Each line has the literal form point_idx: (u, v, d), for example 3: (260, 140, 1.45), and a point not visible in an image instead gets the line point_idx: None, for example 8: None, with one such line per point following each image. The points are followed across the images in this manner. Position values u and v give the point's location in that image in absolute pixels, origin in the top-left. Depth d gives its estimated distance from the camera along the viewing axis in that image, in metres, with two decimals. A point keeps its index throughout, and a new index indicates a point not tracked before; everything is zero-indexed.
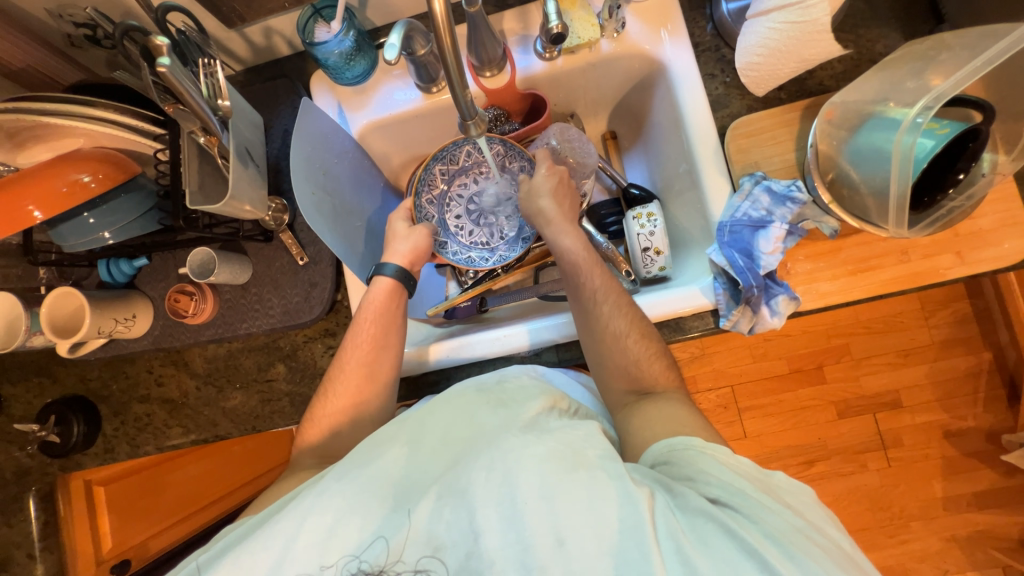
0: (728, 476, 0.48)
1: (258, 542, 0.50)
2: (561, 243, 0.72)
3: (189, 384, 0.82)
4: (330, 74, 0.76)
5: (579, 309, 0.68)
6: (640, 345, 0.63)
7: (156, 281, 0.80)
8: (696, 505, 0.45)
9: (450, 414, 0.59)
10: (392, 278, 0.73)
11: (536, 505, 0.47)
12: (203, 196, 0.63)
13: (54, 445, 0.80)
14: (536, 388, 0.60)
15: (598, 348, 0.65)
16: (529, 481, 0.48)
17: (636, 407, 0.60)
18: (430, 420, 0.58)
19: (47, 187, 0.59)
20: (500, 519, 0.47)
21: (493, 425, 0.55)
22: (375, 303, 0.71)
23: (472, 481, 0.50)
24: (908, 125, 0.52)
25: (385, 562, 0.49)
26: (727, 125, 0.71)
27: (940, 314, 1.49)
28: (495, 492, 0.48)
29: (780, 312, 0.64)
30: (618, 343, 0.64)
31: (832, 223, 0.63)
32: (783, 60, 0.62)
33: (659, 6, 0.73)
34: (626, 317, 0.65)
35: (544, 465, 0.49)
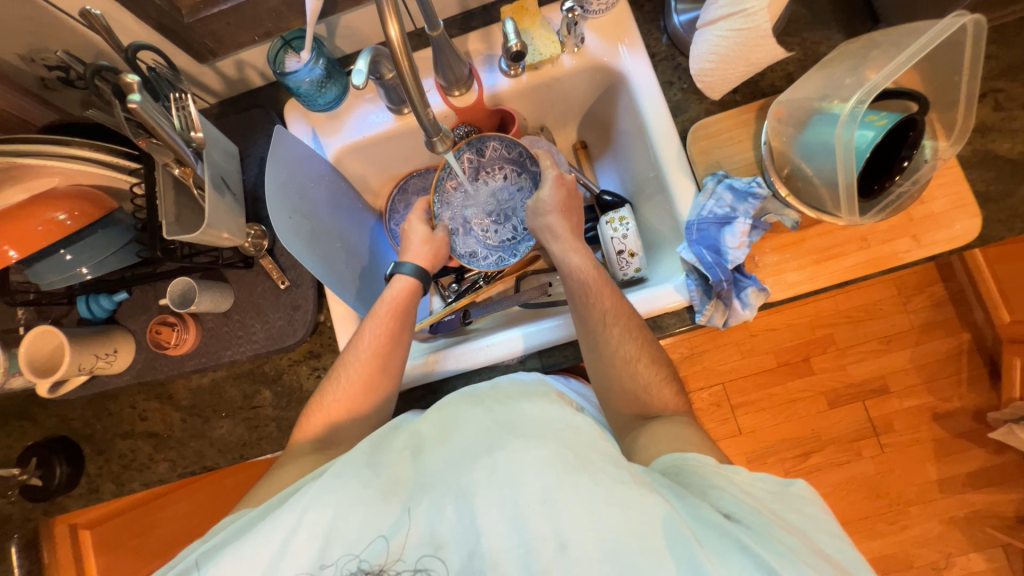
0: (742, 494, 0.49)
1: (253, 537, 0.50)
2: (568, 262, 0.73)
3: (173, 417, 0.81)
4: (303, 102, 0.78)
5: (581, 326, 0.69)
6: (623, 317, 0.67)
7: (137, 315, 0.80)
8: (711, 517, 0.46)
9: (452, 423, 0.59)
10: (410, 277, 0.76)
11: (537, 507, 0.47)
12: (179, 226, 0.64)
13: (36, 488, 0.78)
14: (534, 389, 0.62)
15: (609, 365, 0.66)
16: (532, 484, 0.49)
17: (644, 428, 0.62)
18: (436, 430, 0.59)
19: (22, 228, 0.60)
20: (503, 521, 0.48)
21: (498, 423, 0.56)
22: (396, 297, 0.74)
23: (475, 481, 0.51)
24: (846, 119, 0.55)
25: (385, 560, 0.50)
26: (688, 129, 0.75)
27: (917, 299, 1.53)
28: (498, 494, 0.49)
29: (751, 304, 0.67)
30: (605, 313, 0.67)
31: (793, 215, 0.66)
32: (733, 65, 0.66)
33: (615, 20, 0.76)
34: (609, 292, 0.68)
35: (544, 468, 0.50)
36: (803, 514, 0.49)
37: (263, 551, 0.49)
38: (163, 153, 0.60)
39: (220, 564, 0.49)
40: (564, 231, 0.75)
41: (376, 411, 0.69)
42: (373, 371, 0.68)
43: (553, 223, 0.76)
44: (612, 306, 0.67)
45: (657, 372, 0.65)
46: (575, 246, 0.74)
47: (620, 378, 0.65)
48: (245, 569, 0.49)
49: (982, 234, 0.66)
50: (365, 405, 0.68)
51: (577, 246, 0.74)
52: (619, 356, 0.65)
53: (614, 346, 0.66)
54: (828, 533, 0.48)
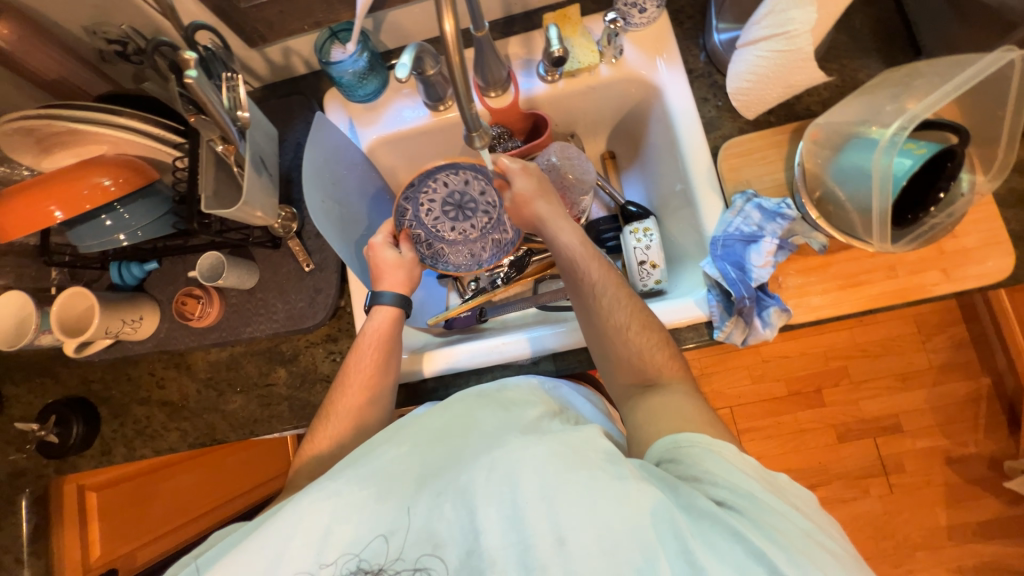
0: (738, 479, 0.48)
1: (255, 542, 0.50)
2: (557, 240, 0.71)
3: (190, 387, 0.82)
4: (343, 91, 0.81)
5: (579, 305, 0.68)
6: (612, 285, 0.67)
7: (165, 285, 0.83)
8: (702, 505, 0.46)
9: (451, 414, 0.61)
10: (392, 305, 0.73)
11: (536, 505, 0.48)
12: (218, 201, 0.66)
13: (53, 445, 0.80)
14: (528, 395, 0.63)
15: (603, 334, 0.65)
16: (531, 481, 0.49)
17: (642, 401, 0.60)
18: (429, 423, 0.60)
19: (70, 190, 0.62)
20: (503, 519, 0.48)
21: (493, 426, 0.57)
22: (377, 328, 0.72)
23: (475, 478, 0.51)
24: (886, 144, 0.54)
25: (384, 560, 0.50)
26: (719, 146, 0.75)
27: (937, 338, 1.50)
28: (498, 490, 0.50)
29: (772, 324, 0.65)
30: (592, 284, 0.67)
31: (821, 238, 0.65)
32: (771, 86, 0.67)
33: (654, 35, 0.77)
34: (597, 264, 0.68)
35: (544, 465, 0.50)
36: (797, 499, 0.50)
37: (260, 557, 0.49)
38: (210, 129, 0.62)
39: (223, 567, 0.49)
40: (551, 214, 0.71)
41: (388, 395, 0.70)
42: (362, 389, 0.68)
43: (540, 206, 0.71)
44: (600, 276, 0.67)
45: (651, 336, 0.64)
46: (564, 222, 0.71)
47: (624, 362, 0.63)
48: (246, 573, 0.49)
49: (1014, 274, 0.65)
50: (376, 390, 0.68)
51: (562, 220, 0.71)
52: (610, 323, 0.65)
53: (605, 314, 0.65)
54: (821, 519, 0.49)
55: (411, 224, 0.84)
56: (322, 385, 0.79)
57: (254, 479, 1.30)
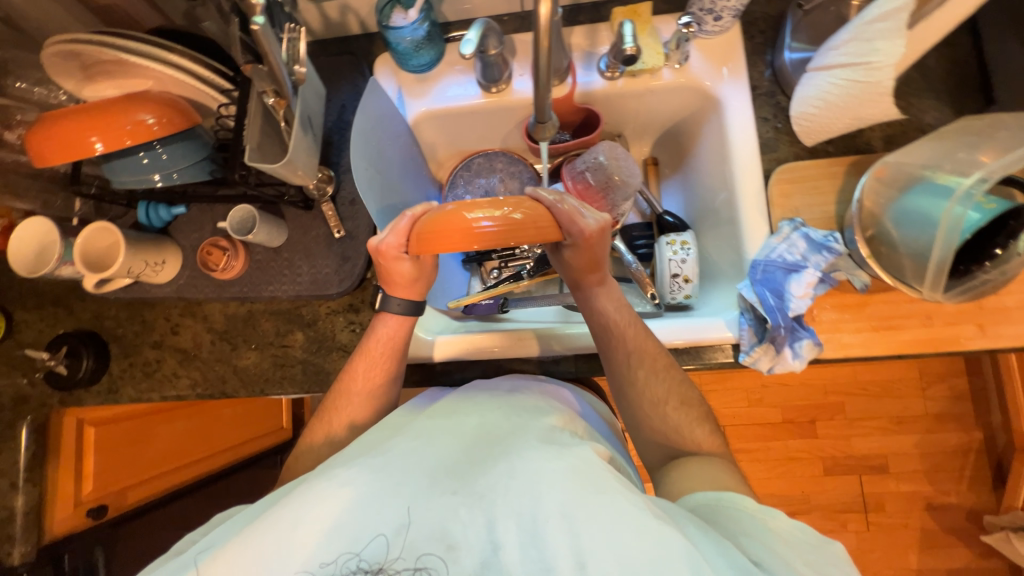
0: (774, 543, 0.47)
1: (257, 530, 0.48)
2: (597, 304, 0.67)
3: (204, 337, 0.81)
4: (397, 59, 0.78)
5: (611, 376, 0.67)
6: (649, 360, 0.65)
7: (190, 232, 0.81)
8: (738, 560, 0.44)
9: (471, 417, 0.60)
10: (398, 313, 0.69)
11: (557, 523, 0.46)
12: (259, 154, 0.64)
13: (62, 376, 0.79)
14: (542, 407, 0.62)
15: (638, 412, 0.65)
16: (551, 498, 0.47)
17: (676, 465, 0.61)
18: (442, 424, 0.59)
19: (113, 123, 0.60)
20: (520, 535, 0.46)
21: (507, 433, 0.56)
22: (387, 334, 0.69)
23: (493, 484, 0.50)
24: (960, 195, 0.54)
25: (384, 559, 0.47)
26: (772, 169, 0.74)
27: (937, 386, 1.51)
28: (517, 503, 0.48)
29: (803, 356, 0.65)
30: (628, 357, 0.65)
31: (864, 277, 0.65)
32: (838, 115, 0.66)
33: (723, 45, 0.75)
34: (635, 332, 0.65)
35: (564, 483, 0.48)
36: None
37: (262, 534, 0.47)
38: (264, 80, 0.59)
39: (228, 556, 0.47)
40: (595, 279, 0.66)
41: (394, 384, 0.70)
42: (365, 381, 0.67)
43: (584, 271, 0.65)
44: (637, 347, 0.65)
45: (690, 411, 0.64)
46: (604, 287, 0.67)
47: (658, 436, 0.65)
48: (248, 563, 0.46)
49: None
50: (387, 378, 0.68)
51: (603, 286, 0.67)
52: (647, 400, 0.64)
53: (640, 390, 0.64)
54: None
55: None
56: (339, 353, 0.78)
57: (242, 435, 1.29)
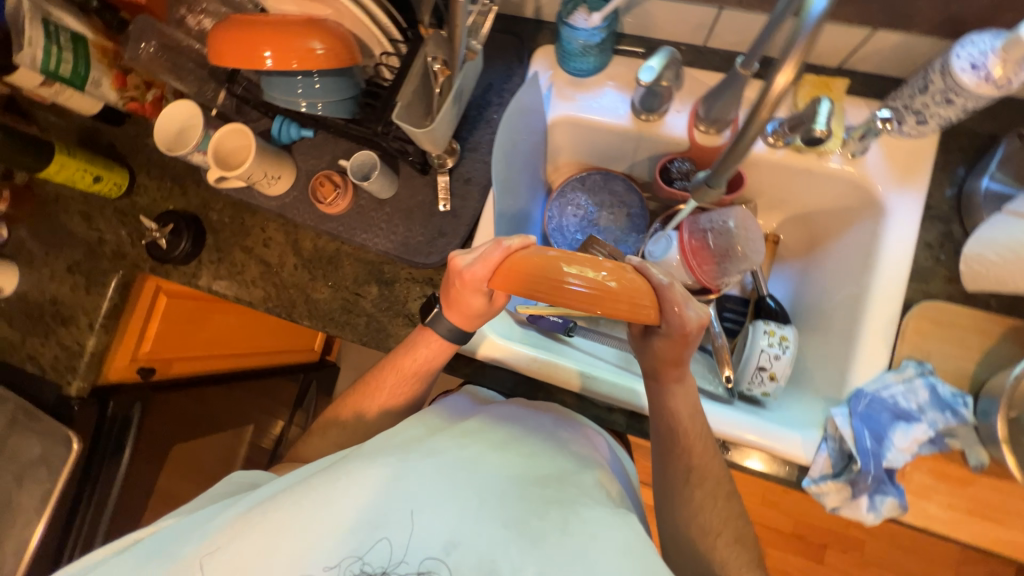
0: None
1: (280, 512, 0.49)
2: (669, 401, 0.63)
3: (290, 258, 0.84)
4: (560, 55, 0.76)
5: (663, 478, 0.63)
6: (710, 481, 0.61)
7: (309, 156, 0.83)
8: None
9: (519, 446, 0.58)
10: (447, 337, 0.67)
11: None
12: (406, 114, 0.64)
13: (161, 249, 0.84)
14: (588, 458, 0.60)
15: (679, 531, 0.61)
16: (603, 565, 0.46)
17: None
18: (495, 441, 0.57)
19: (288, 44, 0.61)
20: None
21: (551, 476, 0.55)
22: (428, 356, 0.68)
23: (542, 529, 0.48)
24: None
25: (387, 563, 0.46)
26: (915, 300, 0.66)
27: (975, 567, 1.36)
28: (566, 556, 0.46)
29: (880, 511, 0.59)
30: (690, 469, 0.61)
31: (981, 455, 0.58)
32: (1022, 275, 0.59)
33: (911, 152, 0.68)
34: (704, 446, 0.62)
35: (617, 554, 0.47)
36: None
37: (307, 511, 0.49)
38: (437, 49, 0.60)
39: (245, 537, 0.48)
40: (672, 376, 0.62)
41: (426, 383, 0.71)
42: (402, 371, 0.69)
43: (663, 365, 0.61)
44: (701, 464, 0.61)
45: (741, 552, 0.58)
46: (682, 387, 0.63)
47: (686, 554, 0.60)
48: (263, 545, 0.48)
49: None
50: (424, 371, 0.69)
51: (681, 384, 0.62)
52: (696, 523, 0.60)
53: (694, 510, 0.60)
54: None
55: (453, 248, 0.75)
56: (404, 320, 0.79)
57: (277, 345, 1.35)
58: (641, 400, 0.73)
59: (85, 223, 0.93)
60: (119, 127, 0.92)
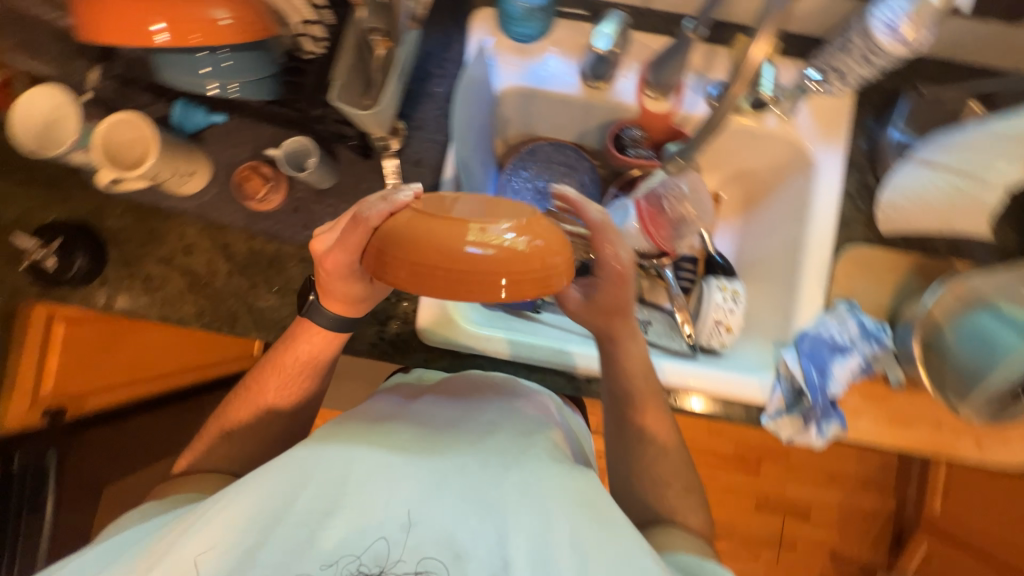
0: None
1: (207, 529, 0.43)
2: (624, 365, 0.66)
3: (221, 266, 0.73)
4: (501, 18, 0.71)
5: (618, 436, 0.69)
6: (661, 437, 0.68)
7: (225, 146, 0.72)
8: None
9: (475, 416, 0.56)
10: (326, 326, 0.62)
11: (569, 558, 0.43)
12: (345, 92, 0.57)
13: (49, 271, 0.70)
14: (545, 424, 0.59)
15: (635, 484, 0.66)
16: (564, 529, 0.44)
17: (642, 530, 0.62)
18: (450, 416, 0.55)
19: (184, 11, 0.50)
20: (529, 557, 0.42)
21: (512, 442, 0.52)
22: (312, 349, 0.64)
23: (503, 496, 0.46)
24: None
25: (384, 562, 0.42)
26: (843, 246, 0.74)
27: (872, 456, 1.65)
28: (527, 525, 0.44)
29: (826, 434, 0.69)
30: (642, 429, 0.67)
31: (898, 373, 0.68)
32: (923, 213, 0.70)
33: (834, 111, 0.74)
34: (654, 406, 0.67)
35: (577, 515, 0.45)
36: None
37: (256, 507, 0.44)
38: (373, 16, 0.53)
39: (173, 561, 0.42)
40: (621, 332, 0.66)
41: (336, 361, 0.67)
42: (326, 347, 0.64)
43: (616, 322, 0.66)
44: (650, 421, 0.67)
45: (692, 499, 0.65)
46: (635, 347, 0.67)
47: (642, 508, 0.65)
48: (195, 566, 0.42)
49: None
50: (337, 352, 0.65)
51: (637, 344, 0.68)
52: (649, 474, 0.67)
53: (646, 465, 0.67)
54: None
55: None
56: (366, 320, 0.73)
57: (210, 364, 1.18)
58: (572, 360, 0.73)
59: None
60: None
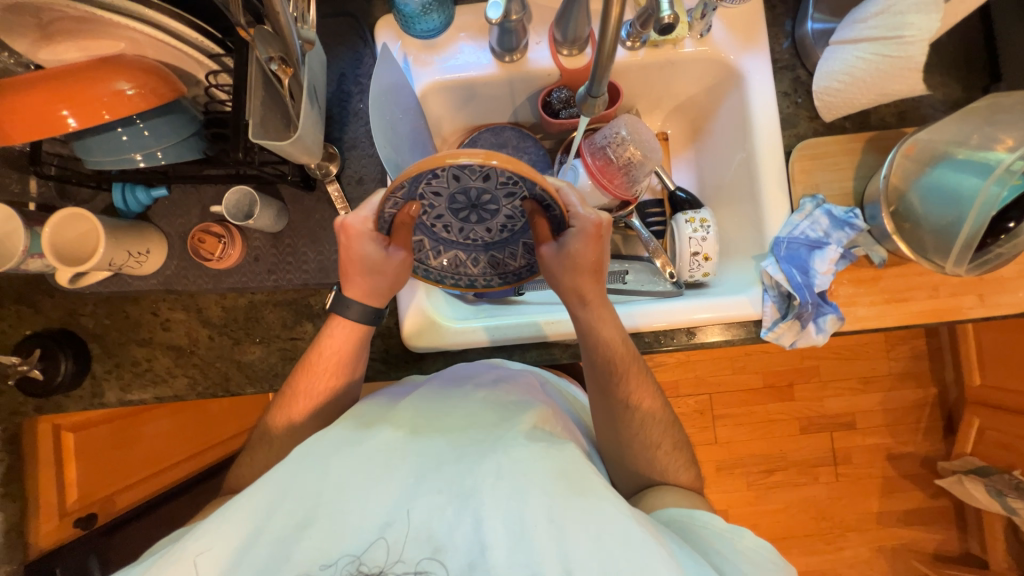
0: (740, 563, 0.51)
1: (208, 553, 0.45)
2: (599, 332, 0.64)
3: (200, 333, 0.75)
4: (401, 21, 0.72)
5: (600, 403, 0.67)
6: (646, 401, 0.67)
7: (174, 217, 0.73)
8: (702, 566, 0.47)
9: (454, 408, 0.58)
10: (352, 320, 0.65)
11: (545, 530, 0.44)
12: (263, 129, 0.57)
13: (35, 382, 0.70)
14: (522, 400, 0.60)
15: (631, 449, 0.66)
16: (537, 503, 0.46)
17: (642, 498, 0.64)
18: (430, 413, 0.57)
19: (86, 92, 0.51)
20: (506, 536, 0.44)
21: (489, 427, 0.54)
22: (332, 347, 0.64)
23: (479, 483, 0.47)
24: (1000, 174, 0.57)
25: (384, 562, 0.44)
26: (792, 145, 0.74)
27: (899, 348, 1.63)
28: (504, 503, 0.46)
29: (826, 330, 0.68)
30: (627, 397, 0.65)
31: (881, 253, 0.67)
32: (862, 92, 0.67)
33: (747, 17, 0.74)
34: (635, 371, 0.65)
35: (549, 486, 0.47)
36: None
37: (245, 531, 0.46)
38: (268, 45, 0.54)
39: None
40: (595, 297, 0.63)
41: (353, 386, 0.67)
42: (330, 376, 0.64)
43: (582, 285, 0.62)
44: (636, 390, 0.66)
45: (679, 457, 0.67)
46: (607, 314, 0.64)
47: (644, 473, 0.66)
48: None
49: None
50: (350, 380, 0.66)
51: (606, 310, 0.64)
52: (638, 440, 0.66)
53: (634, 429, 0.66)
54: None
55: (440, 254, 0.65)
56: None
57: (228, 432, 1.18)
58: (541, 329, 0.71)
59: None
60: None
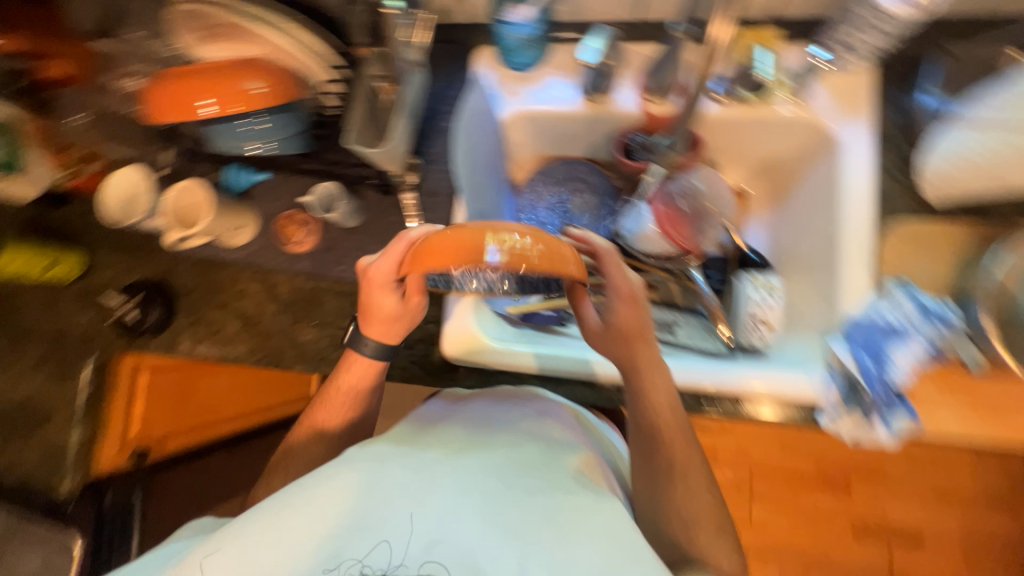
0: None
1: (264, 529, 0.48)
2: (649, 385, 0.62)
3: (267, 306, 0.81)
4: (501, 52, 0.76)
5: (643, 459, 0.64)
6: (694, 471, 0.63)
7: (268, 200, 0.81)
8: None
9: (503, 435, 0.58)
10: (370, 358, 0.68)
11: None
12: (359, 135, 0.63)
13: (134, 322, 0.81)
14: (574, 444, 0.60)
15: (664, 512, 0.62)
16: (586, 554, 0.46)
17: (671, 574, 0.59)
18: (479, 434, 0.58)
19: (224, 88, 0.60)
20: None
21: (540, 463, 0.55)
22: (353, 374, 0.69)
23: (529, 521, 0.48)
24: None
25: (387, 565, 0.46)
26: (885, 223, 0.69)
27: (990, 467, 1.41)
28: (551, 545, 0.46)
29: (895, 430, 0.62)
30: (673, 463, 0.63)
31: (977, 356, 0.61)
32: (977, 177, 0.64)
33: (852, 85, 0.71)
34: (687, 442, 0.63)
35: (600, 539, 0.47)
36: None
37: (293, 521, 0.47)
38: (378, 66, 0.60)
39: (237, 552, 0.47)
40: (648, 356, 0.63)
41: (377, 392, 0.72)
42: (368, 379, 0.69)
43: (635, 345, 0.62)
44: (684, 459, 0.63)
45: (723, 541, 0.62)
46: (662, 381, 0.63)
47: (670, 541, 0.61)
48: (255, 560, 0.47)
49: None
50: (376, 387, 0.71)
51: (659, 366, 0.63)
52: (680, 510, 0.62)
53: (677, 496, 0.62)
54: None
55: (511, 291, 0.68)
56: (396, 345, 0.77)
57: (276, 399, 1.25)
58: (591, 368, 0.70)
59: (46, 313, 0.87)
60: (63, 207, 0.87)
